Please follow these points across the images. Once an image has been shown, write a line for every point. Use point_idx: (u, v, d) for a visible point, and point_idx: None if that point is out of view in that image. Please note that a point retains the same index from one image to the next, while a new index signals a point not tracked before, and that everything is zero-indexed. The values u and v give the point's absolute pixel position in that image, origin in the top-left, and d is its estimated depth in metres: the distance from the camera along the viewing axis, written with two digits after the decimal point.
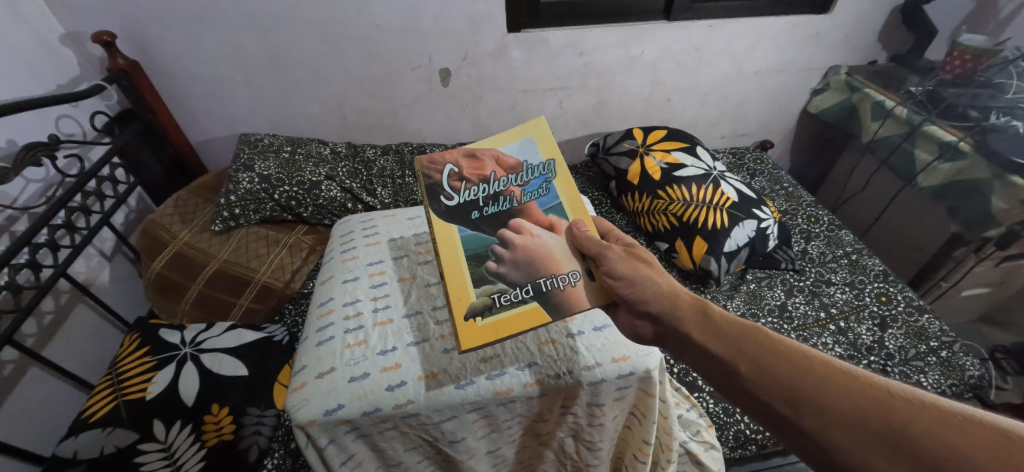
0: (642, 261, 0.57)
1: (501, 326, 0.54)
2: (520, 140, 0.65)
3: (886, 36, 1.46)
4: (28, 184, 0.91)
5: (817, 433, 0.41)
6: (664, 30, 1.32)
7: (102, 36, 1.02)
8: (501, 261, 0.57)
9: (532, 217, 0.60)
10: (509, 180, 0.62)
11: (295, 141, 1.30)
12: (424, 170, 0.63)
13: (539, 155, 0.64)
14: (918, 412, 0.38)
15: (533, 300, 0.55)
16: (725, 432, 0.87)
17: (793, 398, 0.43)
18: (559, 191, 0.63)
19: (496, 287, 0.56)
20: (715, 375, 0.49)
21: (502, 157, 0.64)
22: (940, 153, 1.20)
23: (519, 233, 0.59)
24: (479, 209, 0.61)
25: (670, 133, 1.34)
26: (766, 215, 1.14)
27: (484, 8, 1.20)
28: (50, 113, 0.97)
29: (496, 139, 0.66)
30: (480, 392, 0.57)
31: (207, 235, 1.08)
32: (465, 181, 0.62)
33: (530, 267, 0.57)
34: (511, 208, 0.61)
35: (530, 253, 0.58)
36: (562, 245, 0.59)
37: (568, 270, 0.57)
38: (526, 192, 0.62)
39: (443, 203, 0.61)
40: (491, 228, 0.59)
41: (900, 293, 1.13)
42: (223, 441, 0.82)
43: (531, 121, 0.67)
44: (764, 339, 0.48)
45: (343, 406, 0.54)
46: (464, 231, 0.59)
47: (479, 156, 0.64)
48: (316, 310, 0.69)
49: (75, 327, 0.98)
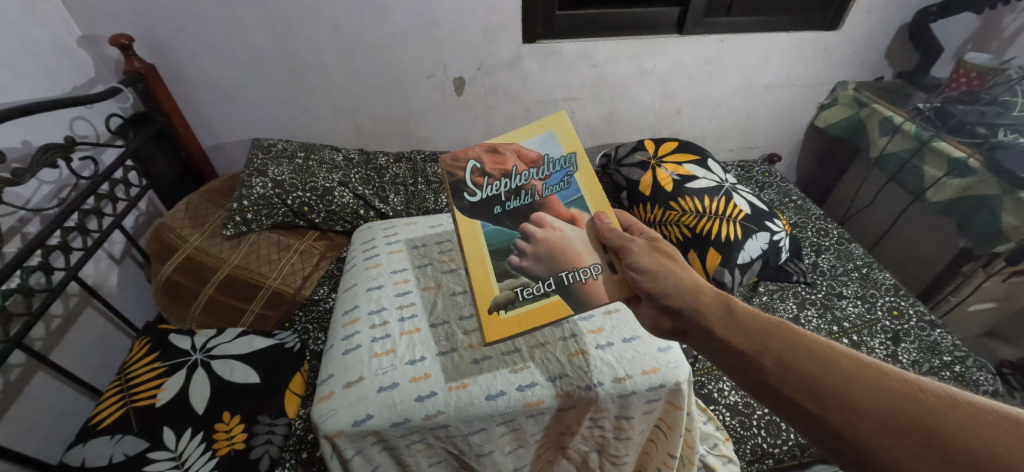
0: (663, 255, 0.57)
1: (525, 318, 0.54)
2: (541, 134, 0.64)
3: (892, 54, 1.48)
4: (42, 185, 0.90)
5: (845, 431, 0.40)
6: (676, 43, 1.33)
7: (120, 39, 1.02)
8: (524, 254, 0.57)
9: (553, 210, 0.60)
10: (531, 174, 0.62)
11: (308, 146, 1.29)
12: (447, 169, 0.63)
13: (560, 148, 0.63)
14: (951, 409, 0.37)
15: (556, 293, 0.55)
16: (742, 446, 0.86)
17: (819, 394, 0.42)
18: (581, 185, 0.62)
19: (519, 280, 0.56)
20: (736, 369, 0.48)
21: (523, 150, 0.63)
22: (949, 168, 1.21)
23: (540, 226, 0.59)
24: (501, 203, 0.61)
25: (681, 146, 1.35)
26: (778, 228, 1.14)
27: (500, 18, 1.21)
28: (66, 114, 0.97)
29: (517, 132, 0.65)
30: (510, 403, 0.56)
31: (218, 240, 1.07)
32: (487, 176, 0.62)
33: (553, 261, 0.57)
34: (532, 202, 0.60)
35: (553, 246, 0.57)
36: (584, 239, 0.58)
37: (589, 263, 0.57)
38: (548, 185, 0.61)
39: (466, 199, 0.61)
40: (513, 222, 0.59)
41: (912, 307, 1.13)
42: (234, 450, 0.78)
43: (551, 114, 0.66)
44: (788, 333, 0.47)
45: (371, 416, 0.54)
46: (486, 225, 0.60)
47: (500, 150, 0.63)
48: (340, 318, 0.68)
49: (83, 331, 0.96)
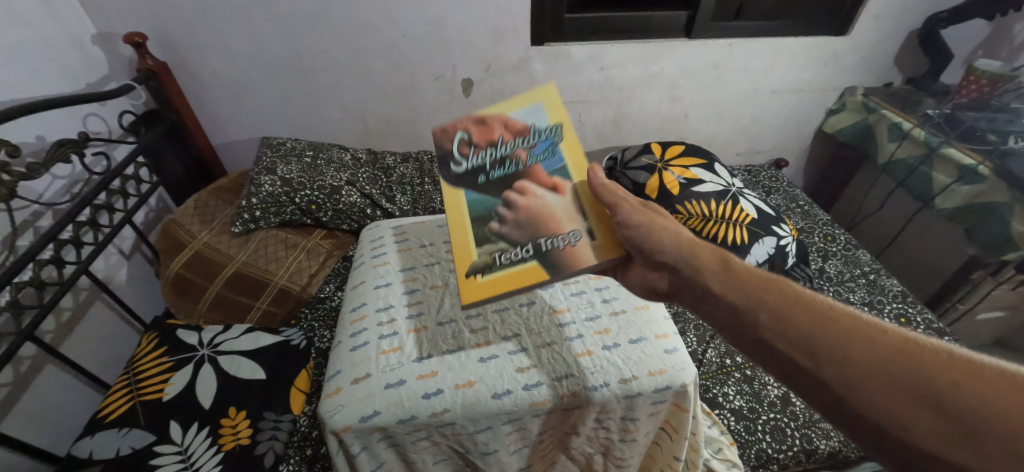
0: (654, 213, 0.54)
1: (503, 279, 0.53)
2: (527, 106, 0.63)
3: (901, 60, 1.48)
4: (55, 180, 0.92)
5: (836, 385, 0.37)
6: (685, 48, 1.34)
7: (134, 37, 1.03)
8: (505, 220, 0.56)
9: (536, 176, 0.58)
10: (515, 143, 0.60)
11: (316, 145, 1.30)
12: (436, 140, 0.63)
13: (545, 120, 0.61)
14: (948, 364, 0.35)
15: (532, 258, 0.53)
16: (746, 451, 0.86)
17: (812, 348, 0.39)
18: (566, 155, 0.60)
19: (497, 245, 0.55)
20: (729, 324, 0.46)
21: (509, 121, 0.62)
22: (959, 175, 1.20)
23: (522, 195, 0.57)
24: (485, 173, 0.60)
25: (688, 149, 1.35)
26: (785, 233, 1.14)
27: (509, 21, 1.22)
28: (79, 111, 0.98)
29: (506, 105, 0.64)
30: (516, 403, 0.56)
31: (226, 237, 1.08)
32: (473, 147, 0.61)
33: (532, 227, 0.55)
34: (515, 170, 0.58)
35: (532, 213, 0.56)
36: (564, 204, 0.56)
37: (568, 230, 0.54)
38: (532, 155, 0.60)
39: (451, 170, 0.60)
40: (495, 191, 0.58)
41: (920, 314, 1.12)
42: (239, 445, 0.79)
43: (541, 86, 0.64)
44: (785, 290, 0.45)
45: (378, 412, 0.54)
46: (470, 194, 0.59)
47: (488, 121, 0.63)
48: (347, 315, 0.69)
49: (92, 324, 0.97)
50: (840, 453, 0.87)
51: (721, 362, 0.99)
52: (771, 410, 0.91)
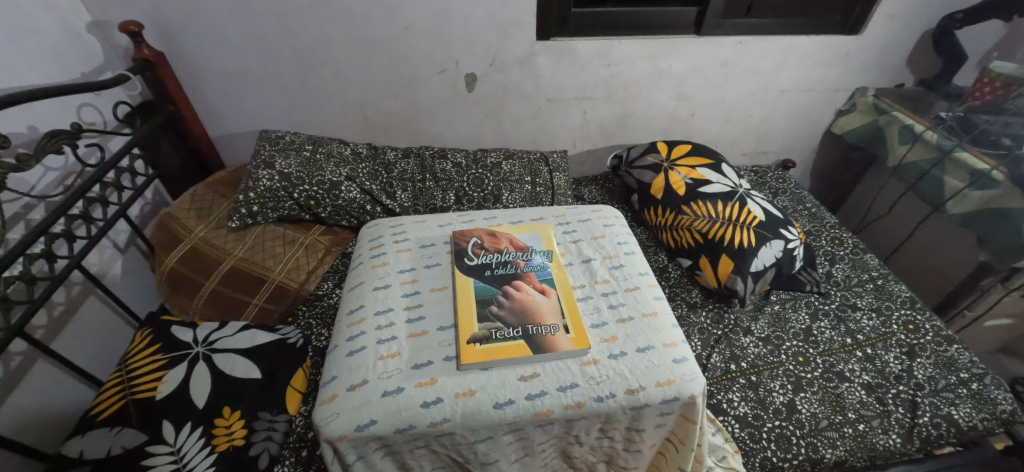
0: None
1: (495, 352, 0.57)
2: (529, 234, 0.77)
3: (915, 60, 1.45)
4: (47, 171, 0.90)
5: None
6: (693, 45, 1.31)
7: (130, 26, 1.00)
8: (502, 305, 0.63)
9: (530, 281, 0.67)
10: (517, 254, 0.72)
11: (316, 139, 1.25)
12: (455, 240, 0.75)
13: (541, 245, 0.74)
14: None
15: (521, 338, 0.59)
16: (750, 459, 0.84)
17: None
18: (554, 272, 0.69)
19: (494, 323, 0.60)
20: None
21: (515, 240, 0.75)
22: (972, 180, 1.19)
23: (518, 289, 0.65)
24: (491, 268, 0.69)
25: (695, 149, 1.32)
26: (793, 235, 1.11)
27: (516, 15, 1.19)
28: (74, 101, 0.96)
29: (512, 228, 0.78)
30: (519, 412, 0.54)
31: (223, 232, 1.06)
32: (484, 249, 0.72)
33: (523, 314, 0.61)
34: (514, 273, 0.68)
35: (524, 305, 0.63)
36: (551, 303, 0.63)
37: (551, 323, 0.61)
38: (529, 265, 0.70)
39: (464, 262, 0.70)
40: (498, 283, 0.66)
41: (929, 321, 1.09)
42: (233, 446, 0.77)
43: (540, 223, 0.80)
44: None
45: (375, 421, 0.52)
46: (477, 282, 0.67)
47: (499, 236, 0.75)
48: (345, 318, 0.66)
49: (85, 318, 0.95)
50: (845, 462, 0.86)
51: (725, 367, 0.97)
52: (776, 418, 0.89)
